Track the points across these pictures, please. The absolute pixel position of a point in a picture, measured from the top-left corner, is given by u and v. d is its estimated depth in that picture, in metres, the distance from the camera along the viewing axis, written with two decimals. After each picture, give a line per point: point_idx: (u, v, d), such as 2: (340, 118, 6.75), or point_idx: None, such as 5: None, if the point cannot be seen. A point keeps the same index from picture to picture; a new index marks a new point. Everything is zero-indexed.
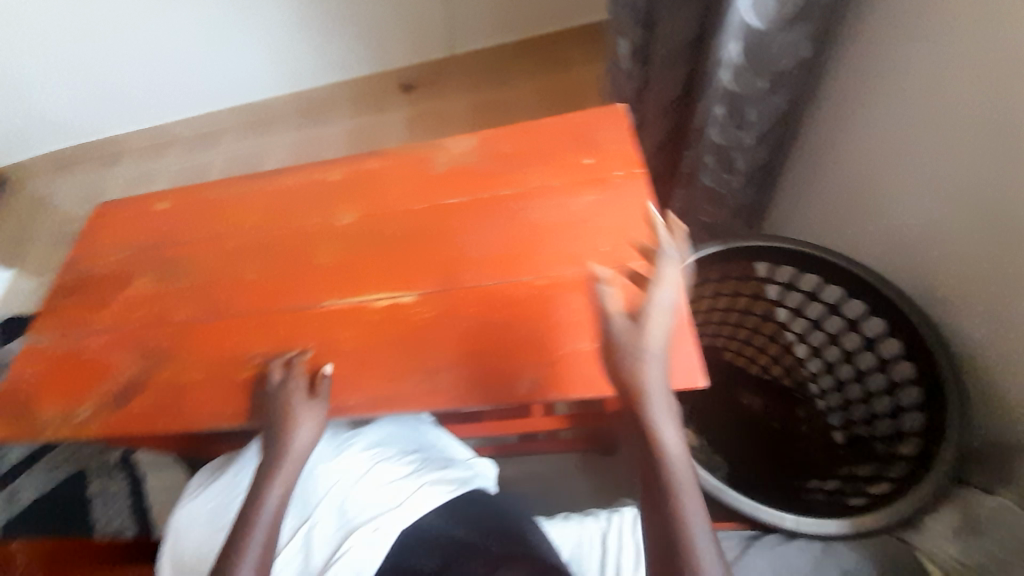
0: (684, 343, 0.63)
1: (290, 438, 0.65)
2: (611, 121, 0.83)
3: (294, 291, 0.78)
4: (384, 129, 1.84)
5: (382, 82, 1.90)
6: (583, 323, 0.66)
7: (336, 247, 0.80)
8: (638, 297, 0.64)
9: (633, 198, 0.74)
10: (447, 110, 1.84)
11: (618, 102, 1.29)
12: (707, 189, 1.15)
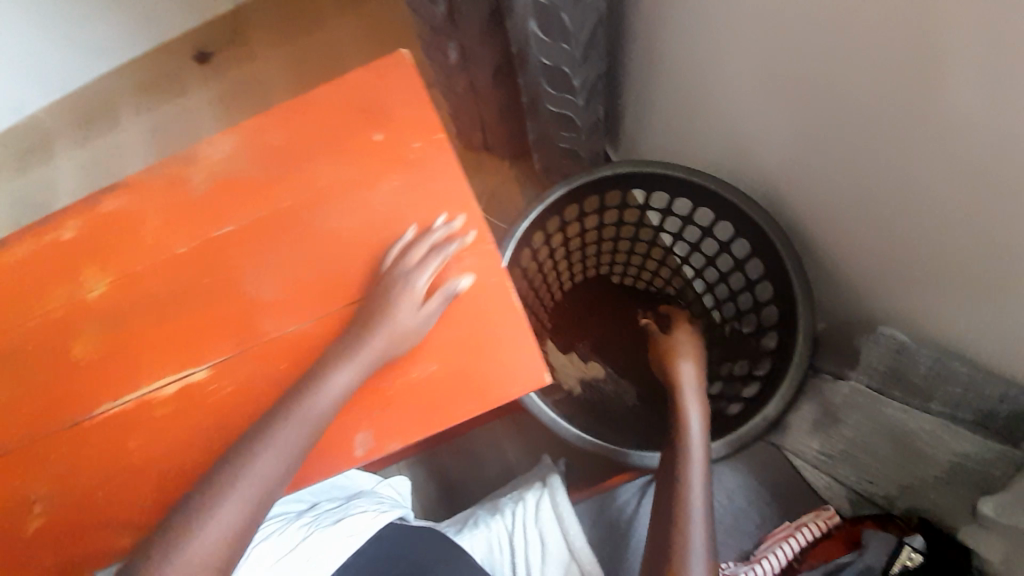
0: (522, 339, 0.53)
1: (330, 374, 0.50)
2: (395, 75, 0.66)
3: (58, 402, 0.60)
4: (199, 124, 1.67)
5: (171, 61, 1.73)
6: (410, 347, 0.53)
7: (96, 330, 0.62)
8: (464, 299, 0.54)
9: (437, 173, 0.60)
10: (254, 75, 1.67)
11: (430, 33, 1.10)
12: (554, 114, 1.06)
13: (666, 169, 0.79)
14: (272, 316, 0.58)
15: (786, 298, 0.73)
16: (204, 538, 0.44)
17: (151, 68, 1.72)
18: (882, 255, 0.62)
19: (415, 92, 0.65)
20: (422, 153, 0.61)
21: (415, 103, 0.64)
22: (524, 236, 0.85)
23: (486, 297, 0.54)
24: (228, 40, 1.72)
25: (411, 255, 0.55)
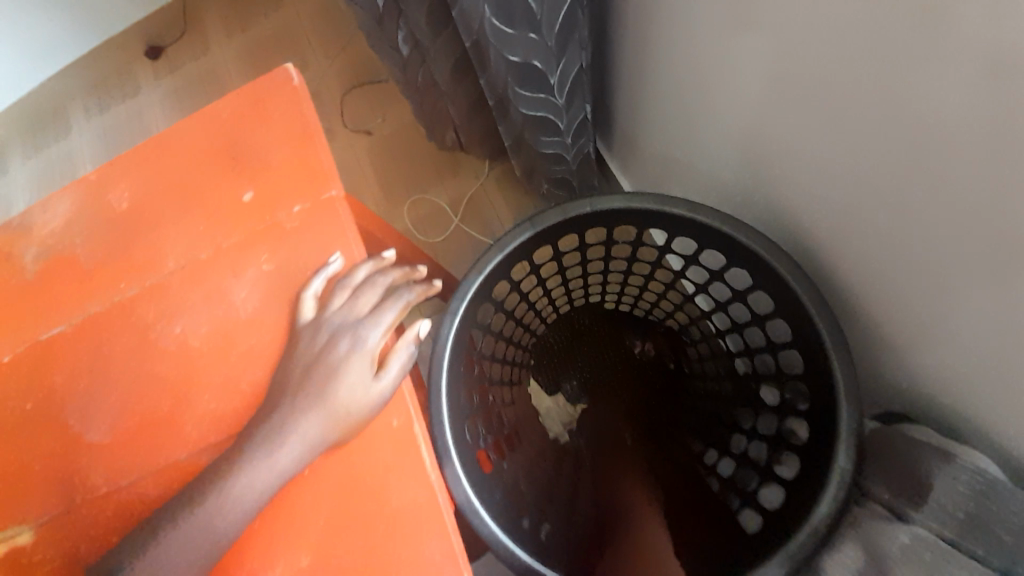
0: (432, 519, 0.36)
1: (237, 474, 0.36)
2: (272, 105, 0.48)
3: None
4: (148, 123, 1.46)
5: (114, 61, 1.53)
6: (277, 527, 0.37)
7: None
8: (350, 456, 0.37)
9: (319, 251, 0.42)
10: (203, 73, 1.46)
11: (376, 22, 0.89)
12: (528, 119, 0.84)
13: (660, 204, 0.60)
14: (106, 457, 0.43)
15: (823, 380, 0.54)
16: None
17: (93, 71, 1.53)
18: (968, 346, 0.43)
19: (298, 130, 0.46)
20: (301, 224, 0.43)
21: (296, 147, 0.46)
22: (480, 293, 0.64)
23: (385, 451, 0.37)
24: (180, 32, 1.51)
25: (353, 302, 0.39)
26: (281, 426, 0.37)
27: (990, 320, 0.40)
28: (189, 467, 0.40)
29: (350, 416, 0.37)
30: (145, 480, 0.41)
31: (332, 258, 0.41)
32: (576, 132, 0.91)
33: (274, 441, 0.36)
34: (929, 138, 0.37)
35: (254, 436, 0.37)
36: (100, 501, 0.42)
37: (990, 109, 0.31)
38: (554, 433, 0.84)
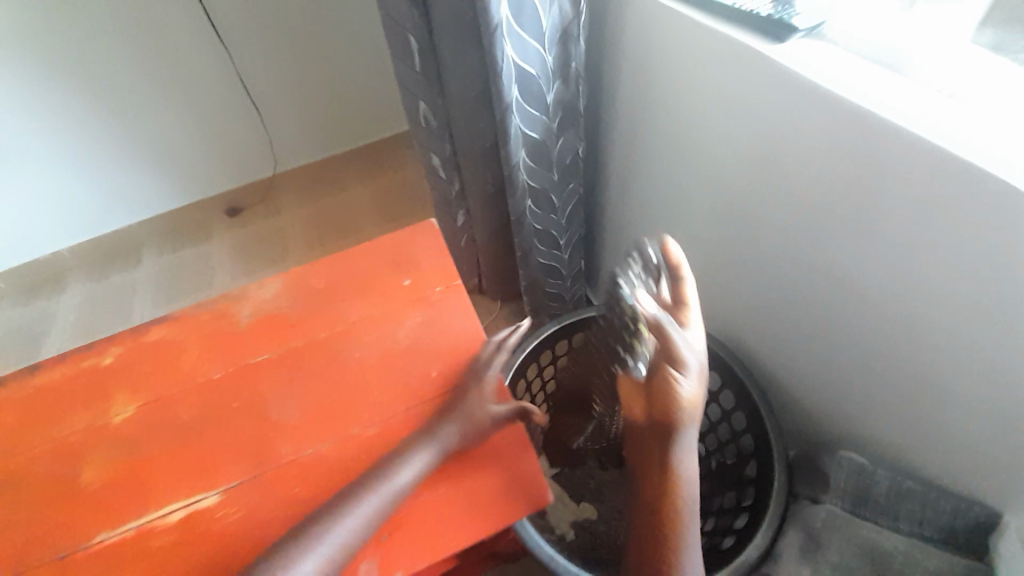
0: (524, 462, 0.63)
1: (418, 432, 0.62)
2: (423, 235, 0.82)
3: (61, 530, 0.62)
4: (216, 262, 1.78)
5: (200, 212, 1.86)
6: (425, 470, 0.62)
7: (117, 454, 0.66)
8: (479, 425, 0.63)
9: (454, 313, 0.73)
10: (276, 227, 1.84)
11: (445, 201, 1.32)
12: (545, 267, 1.22)
13: None
14: (294, 433, 0.65)
15: (759, 422, 0.81)
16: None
17: (175, 218, 1.84)
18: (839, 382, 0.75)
19: (437, 248, 0.80)
20: (442, 297, 0.74)
21: (435, 259, 0.79)
22: (521, 366, 0.95)
23: (493, 440, 0.64)
24: (259, 196, 1.89)
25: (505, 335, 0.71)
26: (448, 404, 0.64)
27: (852, 360, 0.72)
28: (360, 437, 0.65)
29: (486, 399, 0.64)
30: (325, 448, 0.64)
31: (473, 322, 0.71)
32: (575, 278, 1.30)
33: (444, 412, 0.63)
34: (790, 268, 0.75)
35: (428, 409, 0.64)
36: (286, 464, 0.63)
37: (808, 248, 0.71)
38: (562, 531, 1.00)
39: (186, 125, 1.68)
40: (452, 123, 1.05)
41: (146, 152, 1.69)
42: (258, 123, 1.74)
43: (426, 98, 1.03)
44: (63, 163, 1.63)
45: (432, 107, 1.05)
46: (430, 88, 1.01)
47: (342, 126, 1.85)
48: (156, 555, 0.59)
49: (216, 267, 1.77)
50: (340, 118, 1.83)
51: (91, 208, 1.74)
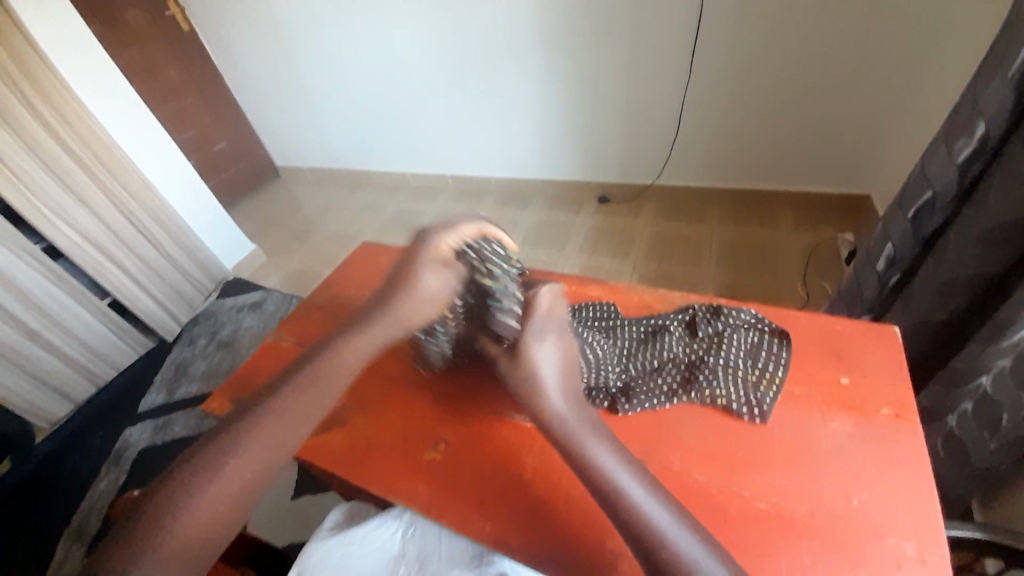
0: None
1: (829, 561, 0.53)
2: (881, 344, 0.71)
3: (490, 390, 0.77)
4: (573, 235, 2.13)
5: (584, 192, 2.28)
6: None
7: None
8: None
9: (905, 451, 0.59)
10: (630, 226, 2.09)
11: (852, 297, 1.14)
12: (951, 436, 0.91)
13: None
14: (687, 451, 0.64)
15: None
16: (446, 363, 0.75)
17: (566, 186, 2.32)
18: None
19: (894, 367, 0.68)
20: (889, 422, 0.62)
21: (892, 377, 0.67)
22: None
23: None
24: (629, 199, 2.21)
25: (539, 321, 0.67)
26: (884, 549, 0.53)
27: None
28: (752, 504, 0.58)
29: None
30: (712, 484, 0.61)
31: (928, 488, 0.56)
32: (980, 481, 0.92)
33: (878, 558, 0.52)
34: None
35: (853, 541, 0.54)
36: (670, 472, 0.63)
37: None
38: None
39: (619, 122, 2.02)
40: (954, 229, 0.87)
41: (577, 135, 2.13)
42: (673, 138, 1.98)
43: (943, 191, 0.87)
44: (525, 121, 2.18)
45: (940, 203, 0.89)
46: (957, 184, 0.85)
47: (740, 170, 1.97)
48: (548, 464, 0.67)
49: (572, 239, 2.10)
50: (744, 161, 1.94)
51: (518, 157, 2.33)
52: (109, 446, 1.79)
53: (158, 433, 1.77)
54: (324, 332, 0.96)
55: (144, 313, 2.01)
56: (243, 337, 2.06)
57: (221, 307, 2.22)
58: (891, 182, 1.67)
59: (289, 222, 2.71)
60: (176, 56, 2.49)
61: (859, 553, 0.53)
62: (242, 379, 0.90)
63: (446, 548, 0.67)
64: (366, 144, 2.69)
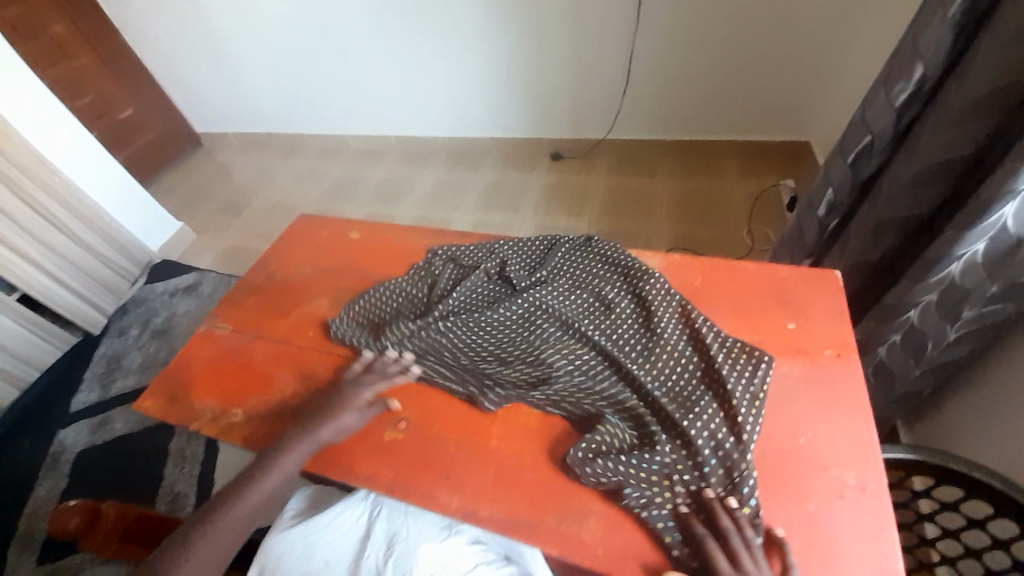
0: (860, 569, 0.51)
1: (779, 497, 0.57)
2: (823, 286, 0.75)
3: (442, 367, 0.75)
4: (527, 196, 2.07)
5: (534, 149, 2.21)
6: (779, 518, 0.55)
7: (493, 337, 0.76)
8: (855, 516, 0.54)
9: (845, 387, 0.64)
10: (581, 183, 2.06)
11: (791, 242, 1.20)
12: (879, 366, 0.99)
13: None
14: None
15: None
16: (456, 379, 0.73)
17: (516, 143, 2.23)
18: None
19: (835, 308, 0.72)
20: (831, 361, 0.66)
21: (831, 318, 0.71)
22: None
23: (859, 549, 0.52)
24: (581, 154, 2.16)
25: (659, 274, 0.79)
26: (825, 478, 0.57)
27: None
28: None
29: (860, 496, 0.55)
30: None
31: (866, 421, 0.61)
32: (904, 401, 1.01)
33: (820, 486, 0.57)
34: None
35: (797, 473, 0.58)
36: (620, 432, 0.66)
37: None
38: None
39: (569, 76, 1.94)
40: (889, 171, 0.90)
41: (526, 90, 2.04)
42: (622, 90, 1.93)
43: (882, 133, 0.90)
44: (470, 73, 2.04)
45: (877, 147, 0.92)
46: (895, 126, 0.88)
47: (688, 122, 1.97)
48: (514, 433, 0.68)
49: (527, 200, 2.05)
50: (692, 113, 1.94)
51: (466, 115, 2.21)
52: (41, 452, 1.63)
53: (98, 433, 1.64)
54: (266, 315, 0.90)
55: (65, 308, 1.81)
56: (180, 323, 1.91)
57: (153, 292, 2.04)
58: (828, 128, 1.72)
59: (218, 195, 2.48)
60: (61, 7, 2.11)
61: (805, 485, 0.57)
62: (177, 372, 0.84)
63: (416, 523, 0.66)
64: (297, 104, 2.45)
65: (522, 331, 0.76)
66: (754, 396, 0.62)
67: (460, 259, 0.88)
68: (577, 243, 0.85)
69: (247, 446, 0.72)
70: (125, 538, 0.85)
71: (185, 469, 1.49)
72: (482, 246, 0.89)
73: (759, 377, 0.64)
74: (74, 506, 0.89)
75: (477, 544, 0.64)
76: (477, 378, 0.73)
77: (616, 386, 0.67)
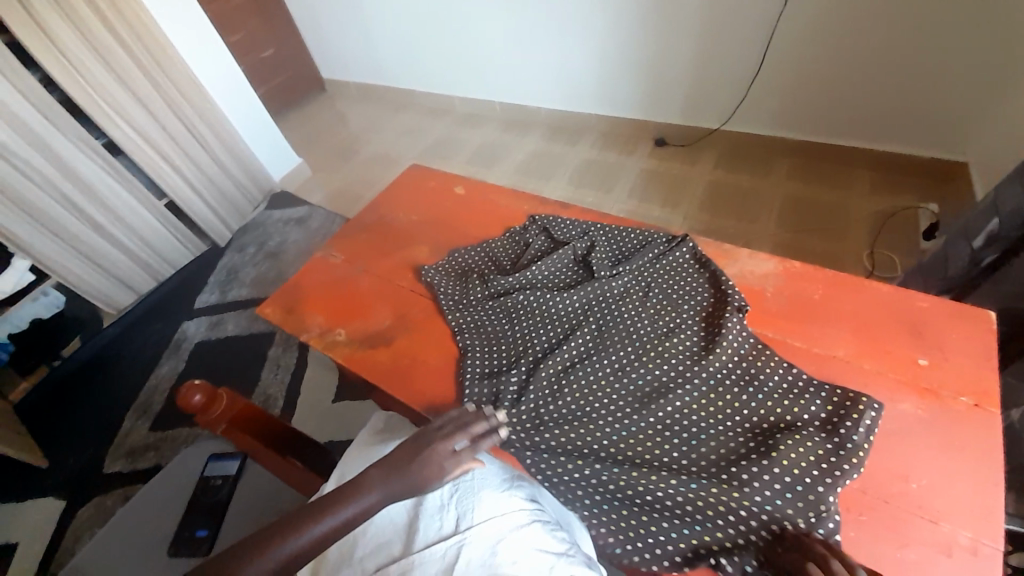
0: None
1: (872, 538, 0.53)
2: (971, 326, 0.66)
3: (524, 339, 0.78)
4: (622, 178, 2.01)
5: (639, 132, 2.12)
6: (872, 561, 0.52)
7: (572, 320, 0.79)
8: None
9: (976, 440, 0.57)
10: (682, 173, 1.95)
11: (928, 273, 1.05)
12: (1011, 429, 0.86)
13: None
14: None
15: None
16: (530, 350, 0.76)
17: (619, 123, 2.15)
18: None
19: (982, 353, 0.64)
20: (964, 409, 0.60)
21: (974, 363, 0.63)
22: None
23: None
24: (689, 142, 2.03)
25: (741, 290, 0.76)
26: (931, 532, 0.52)
27: None
28: None
29: (971, 559, 0.50)
30: None
31: (996, 482, 0.54)
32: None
33: (923, 538, 0.52)
34: None
35: (897, 518, 0.54)
36: None
37: None
38: None
39: (692, 57, 1.81)
40: None
41: (641, 67, 1.94)
42: (750, 79, 1.77)
43: None
44: (585, 44, 1.98)
45: None
46: None
47: (820, 124, 1.77)
48: None
49: (621, 183, 1.99)
50: (827, 114, 1.74)
51: (573, 87, 2.16)
52: (169, 336, 1.93)
53: (213, 330, 1.90)
54: (374, 251, 0.97)
55: (201, 220, 2.08)
56: (289, 250, 2.13)
57: (270, 218, 2.28)
58: (1001, 151, 1.46)
59: (333, 139, 2.68)
60: None
61: (905, 532, 0.53)
62: (294, 288, 0.94)
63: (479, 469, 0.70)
64: (415, 60, 2.54)
65: (601, 320, 0.77)
66: (854, 450, 0.57)
67: (554, 234, 0.90)
68: (674, 242, 0.84)
69: (346, 365, 0.81)
70: (235, 421, 0.97)
71: (277, 376, 1.69)
72: (577, 225, 0.91)
73: (865, 429, 0.58)
74: (197, 384, 0.98)
75: (532, 502, 0.67)
76: (547, 355, 0.75)
77: (689, 397, 0.66)
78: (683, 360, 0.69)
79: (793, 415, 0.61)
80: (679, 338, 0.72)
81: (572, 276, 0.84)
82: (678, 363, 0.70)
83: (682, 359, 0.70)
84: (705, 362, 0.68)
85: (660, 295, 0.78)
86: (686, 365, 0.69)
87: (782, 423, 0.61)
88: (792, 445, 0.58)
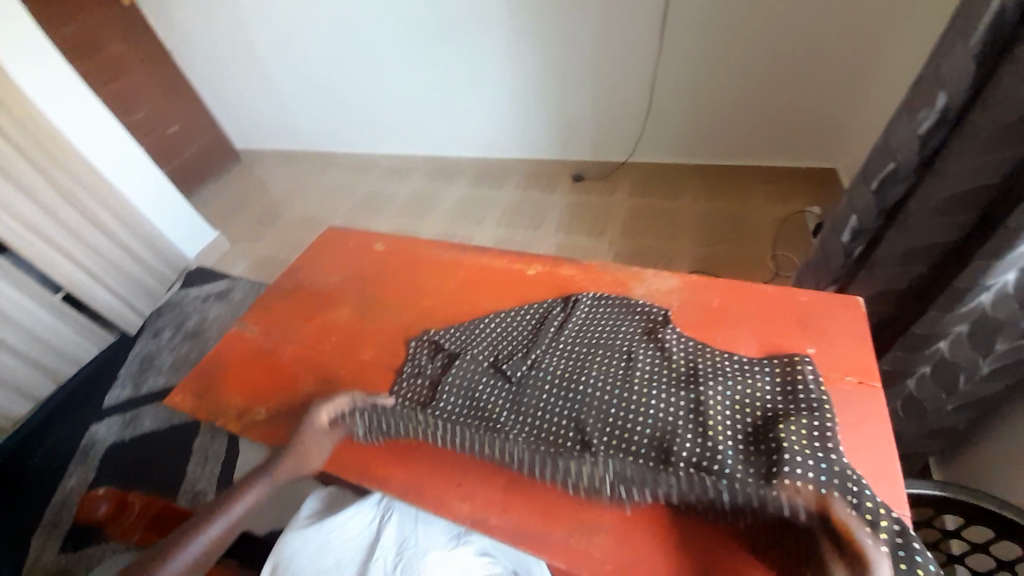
0: None
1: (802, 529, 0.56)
2: (845, 311, 0.75)
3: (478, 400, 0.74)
4: (549, 215, 2.10)
5: (558, 170, 2.25)
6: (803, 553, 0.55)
7: (518, 401, 0.73)
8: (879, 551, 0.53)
9: (868, 415, 0.63)
10: (602, 203, 2.08)
11: (817, 267, 1.18)
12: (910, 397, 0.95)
13: None
14: None
15: None
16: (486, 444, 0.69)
17: (537, 164, 2.28)
18: None
19: (859, 333, 0.72)
20: (854, 387, 0.66)
21: (854, 344, 0.71)
22: None
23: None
24: (604, 175, 2.18)
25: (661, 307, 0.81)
26: None
27: None
28: None
29: None
30: None
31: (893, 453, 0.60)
32: (937, 436, 0.96)
33: None
34: None
35: None
36: None
37: None
38: None
39: (591, 99, 1.98)
40: (915, 197, 0.89)
41: (548, 112, 2.08)
42: (644, 115, 1.96)
43: (905, 161, 0.90)
44: (494, 96, 2.11)
45: (902, 173, 0.91)
46: (919, 155, 0.88)
47: (710, 148, 1.98)
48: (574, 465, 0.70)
49: (549, 219, 2.08)
50: (713, 139, 1.95)
51: (490, 135, 2.27)
52: (74, 443, 1.70)
53: (128, 428, 1.70)
54: (295, 317, 0.94)
55: (105, 308, 1.90)
56: (211, 327, 1.99)
57: (188, 297, 2.13)
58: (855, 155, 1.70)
59: (254, 207, 2.60)
60: (119, 31, 2.30)
61: None
62: (207, 369, 0.88)
63: (424, 530, 0.67)
64: (331, 123, 2.57)
65: (557, 400, 0.72)
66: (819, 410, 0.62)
67: (445, 347, 0.83)
68: (569, 303, 0.85)
69: (268, 443, 0.76)
70: (150, 529, 0.85)
71: (207, 467, 1.53)
72: (464, 329, 0.85)
73: (815, 386, 0.65)
74: (102, 492, 0.87)
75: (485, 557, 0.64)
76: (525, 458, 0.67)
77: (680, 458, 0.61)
78: (659, 422, 0.65)
79: (759, 399, 0.65)
80: (642, 395, 0.68)
81: (503, 352, 0.81)
82: (651, 420, 0.66)
83: (655, 415, 0.66)
84: (678, 409, 0.66)
85: (593, 353, 0.76)
86: (659, 416, 0.66)
87: (758, 424, 0.62)
88: (789, 450, 0.58)
